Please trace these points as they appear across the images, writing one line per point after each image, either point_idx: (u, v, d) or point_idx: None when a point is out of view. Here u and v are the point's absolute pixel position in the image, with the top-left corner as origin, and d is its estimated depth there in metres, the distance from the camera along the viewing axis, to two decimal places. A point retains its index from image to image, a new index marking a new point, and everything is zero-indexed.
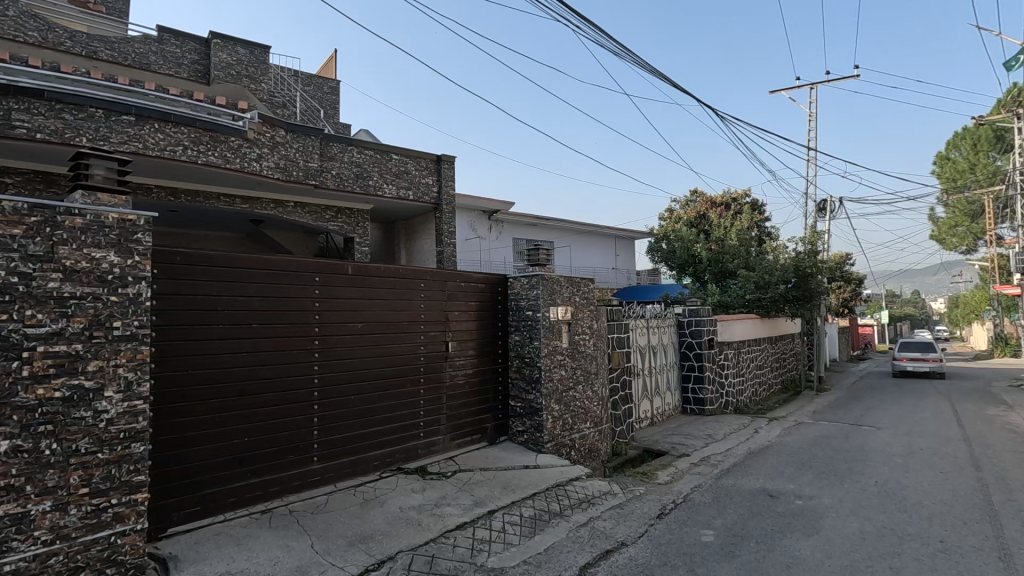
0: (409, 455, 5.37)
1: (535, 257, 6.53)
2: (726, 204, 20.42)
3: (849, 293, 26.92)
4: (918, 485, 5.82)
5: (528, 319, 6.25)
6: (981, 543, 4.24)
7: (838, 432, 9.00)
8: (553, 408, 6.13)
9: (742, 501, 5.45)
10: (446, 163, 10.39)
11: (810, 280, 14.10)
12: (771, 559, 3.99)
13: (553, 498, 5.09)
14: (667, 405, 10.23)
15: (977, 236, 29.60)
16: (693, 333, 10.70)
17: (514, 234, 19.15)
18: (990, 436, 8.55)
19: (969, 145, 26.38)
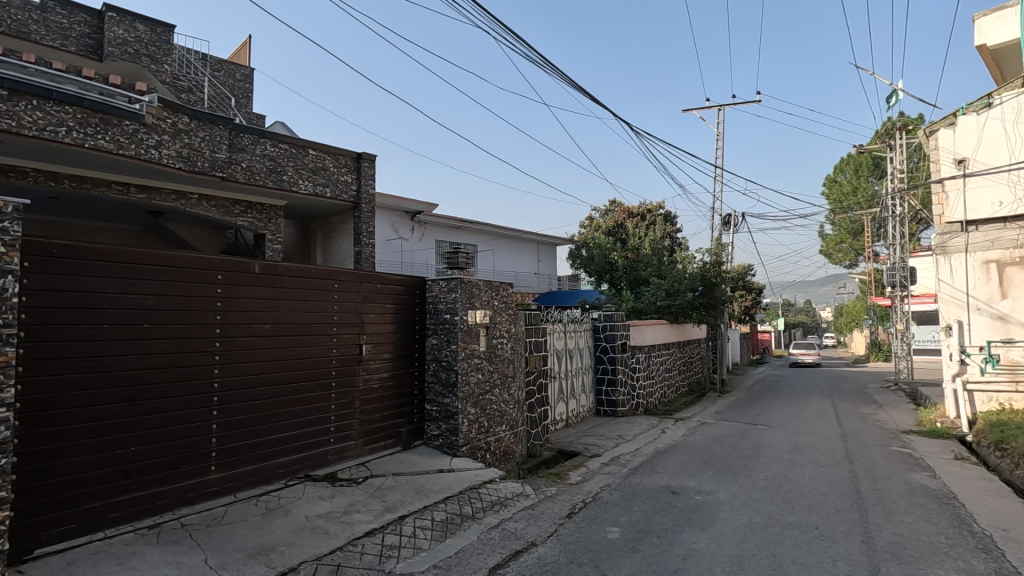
0: (317, 461, 5.17)
1: (455, 260, 6.52)
2: (642, 214, 21.45)
3: (751, 301, 29.06)
4: (801, 479, 6.39)
5: (446, 322, 6.22)
6: (849, 528, 4.73)
7: (736, 431, 9.68)
8: (469, 411, 6.13)
9: (647, 498, 5.72)
10: (367, 162, 10.16)
11: (715, 288, 15.10)
12: (670, 552, 4.23)
13: (466, 501, 5.09)
14: (582, 407, 10.53)
15: (858, 252, 33.00)
16: (608, 337, 11.13)
17: (437, 235, 19.03)
18: (862, 432, 9.57)
19: (853, 169, 29.43)
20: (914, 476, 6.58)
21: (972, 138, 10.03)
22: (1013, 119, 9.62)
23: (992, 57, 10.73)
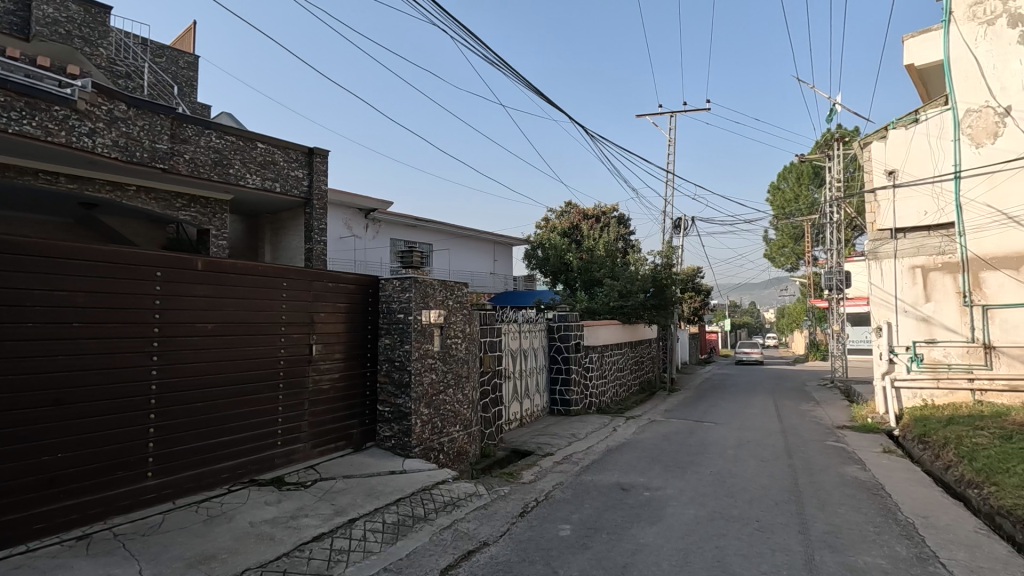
0: (263, 465, 5.00)
1: (409, 259, 6.44)
2: (596, 216, 21.82)
3: (699, 302, 30.04)
4: (744, 473, 6.66)
5: (399, 321, 6.13)
6: (787, 520, 4.97)
7: (684, 428, 9.99)
8: (422, 412, 6.07)
9: (599, 495, 5.83)
10: (319, 157, 9.92)
11: (666, 290, 15.52)
12: (620, 547, 4.33)
13: (418, 502, 5.05)
14: (535, 407, 10.61)
15: (799, 257, 34.66)
16: (561, 337, 11.27)
17: (391, 234, 18.76)
18: (800, 427, 10.06)
19: (795, 178, 30.93)
20: (846, 469, 6.97)
21: (901, 151, 10.73)
22: (937, 135, 10.36)
23: (919, 77, 11.50)
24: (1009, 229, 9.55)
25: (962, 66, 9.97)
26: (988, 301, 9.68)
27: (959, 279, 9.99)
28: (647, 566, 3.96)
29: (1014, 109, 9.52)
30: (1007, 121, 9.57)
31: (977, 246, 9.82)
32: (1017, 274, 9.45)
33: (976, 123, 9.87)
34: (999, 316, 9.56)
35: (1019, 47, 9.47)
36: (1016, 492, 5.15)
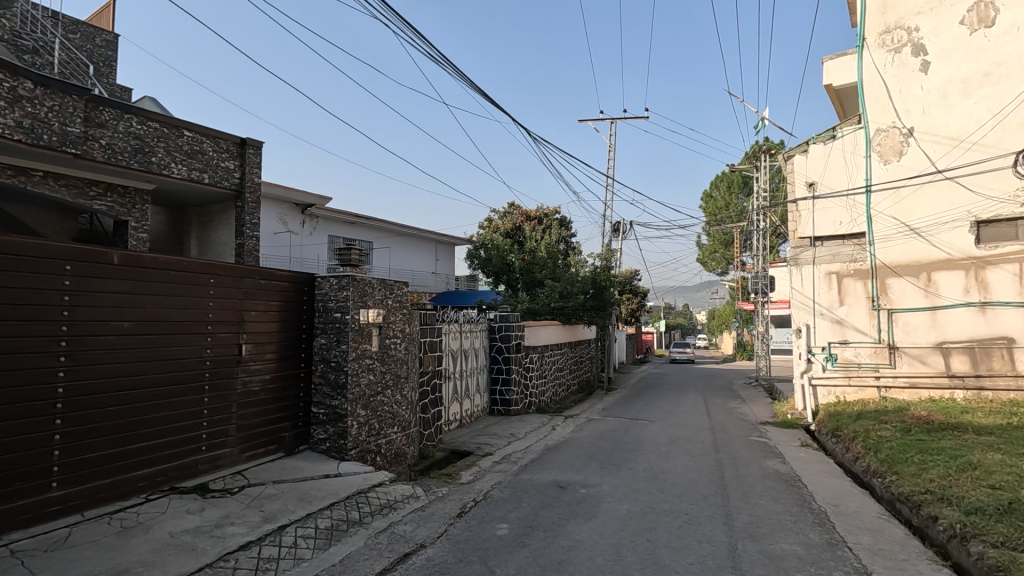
0: (186, 472, 4.73)
1: (347, 257, 6.28)
2: (539, 218, 22.05)
3: (636, 304, 30.99)
4: (675, 469, 6.93)
5: (336, 321, 5.96)
6: (713, 512, 5.22)
7: (620, 426, 10.27)
8: (359, 414, 5.93)
9: (536, 493, 5.90)
10: (252, 149, 9.49)
11: (604, 291, 15.92)
12: (556, 544, 4.40)
13: (353, 506, 4.93)
14: (476, 407, 10.59)
15: (729, 262, 36.49)
16: (503, 337, 11.30)
17: (329, 231, 18.19)
18: (727, 424, 10.59)
19: (725, 186, 32.57)
20: (767, 462, 7.41)
21: (820, 164, 11.46)
22: (851, 150, 11.15)
23: (836, 96, 12.36)
24: (911, 240, 10.46)
25: (873, 89, 10.82)
26: (893, 305, 10.54)
27: (869, 285, 10.80)
28: (582, 561, 4.04)
29: (917, 130, 10.45)
30: (911, 141, 10.49)
31: (884, 254, 10.67)
32: (917, 281, 10.35)
33: (884, 141, 10.73)
34: (902, 319, 10.44)
35: (922, 74, 10.40)
36: (913, 479, 5.65)
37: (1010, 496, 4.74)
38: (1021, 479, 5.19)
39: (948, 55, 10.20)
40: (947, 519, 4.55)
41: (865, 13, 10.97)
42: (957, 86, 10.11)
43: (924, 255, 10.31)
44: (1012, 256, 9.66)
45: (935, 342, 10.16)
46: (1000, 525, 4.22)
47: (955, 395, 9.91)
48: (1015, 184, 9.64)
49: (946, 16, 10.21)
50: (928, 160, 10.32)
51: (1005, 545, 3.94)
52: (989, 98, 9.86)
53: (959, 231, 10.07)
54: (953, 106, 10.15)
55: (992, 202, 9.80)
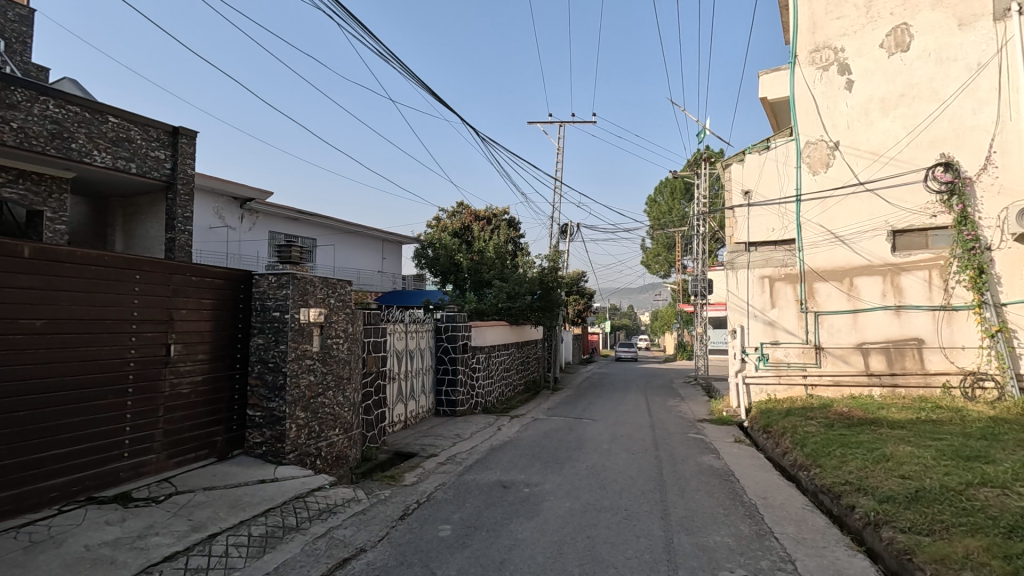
0: (105, 481, 4.43)
1: (287, 254, 6.07)
2: (488, 218, 22.07)
3: (583, 305, 31.56)
4: (616, 466, 7.11)
5: (275, 320, 5.75)
6: (651, 507, 5.39)
7: (565, 425, 10.43)
8: (298, 416, 5.73)
9: (480, 494, 5.90)
10: (185, 138, 9.03)
11: (551, 292, 16.11)
12: (497, 544, 4.41)
13: (290, 511, 4.76)
14: (421, 408, 10.47)
15: (671, 265, 37.80)
16: (449, 337, 11.24)
17: (269, 226, 17.53)
18: (667, 422, 10.95)
19: (668, 192, 33.74)
20: (703, 458, 7.71)
21: (755, 173, 12.03)
22: (783, 161, 11.76)
23: (771, 109, 13.00)
24: (836, 247, 11.15)
25: (803, 103, 11.46)
26: (819, 308, 11.21)
27: (797, 288, 11.43)
28: (523, 560, 4.07)
29: (842, 143, 11.14)
30: (836, 154, 11.18)
31: (811, 260, 11.34)
32: (841, 285, 11.04)
33: (813, 153, 11.38)
34: (827, 321, 11.13)
35: (846, 91, 11.12)
36: (834, 471, 6.03)
37: (917, 485, 5.14)
38: (927, 469, 5.64)
39: (869, 75, 10.96)
40: (863, 508, 4.88)
41: (796, 32, 11.61)
42: (877, 104, 10.87)
43: (847, 262, 11.03)
44: (923, 264, 10.46)
45: (856, 342, 10.89)
46: (908, 512, 4.58)
47: (873, 392, 10.65)
48: (926, 198, 10.45)
49: (867, 39, 10.98)
50: (850, 172, 11.05)
51: (912, 530, 4.26)
52: (904, 117, 10.67)
53: (877, 240, 10.84)
54: (873, 123, 10.91)
55: (906, 213, 10.61)
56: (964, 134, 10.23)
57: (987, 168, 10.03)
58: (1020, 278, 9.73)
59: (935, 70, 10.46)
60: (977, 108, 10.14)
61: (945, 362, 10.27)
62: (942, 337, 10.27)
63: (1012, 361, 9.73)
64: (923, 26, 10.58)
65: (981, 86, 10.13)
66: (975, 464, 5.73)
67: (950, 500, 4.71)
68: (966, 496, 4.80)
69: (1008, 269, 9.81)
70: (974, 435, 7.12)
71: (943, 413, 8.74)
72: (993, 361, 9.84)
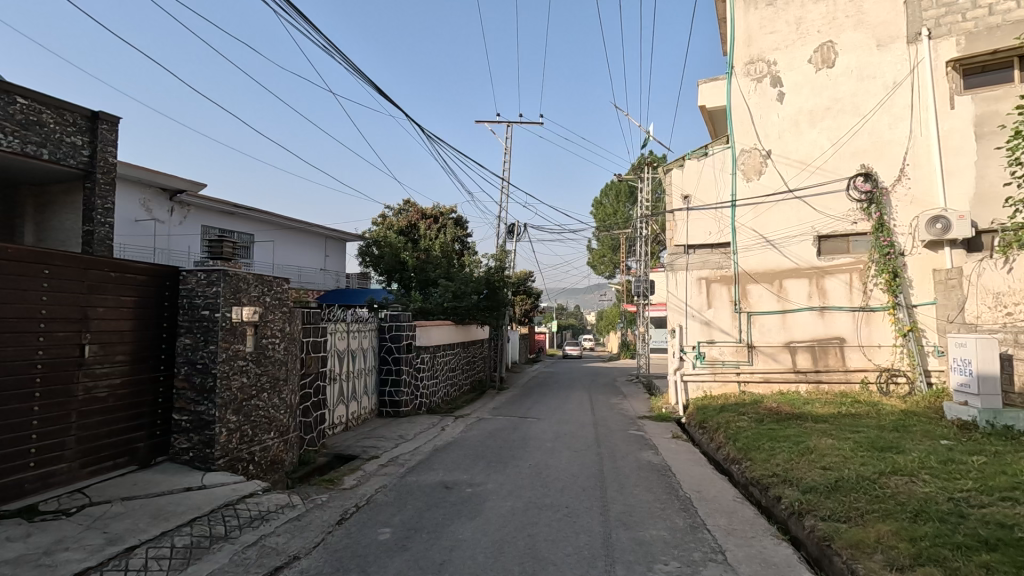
0: (8, 494, 4.07)
1: (218, 249, 5.78)
2: (435, 217, 21.83)
3: (529, 305, 31.78)
4: (558, 464, 7.20)
5: (204, 319, 5.45)
6: (592, 503, 5.48)
7: (510, 424, 10.45)
8: (229, 420, 5.46)
9: (422, 495, 5.81)
10: (106, 124, 8.46)
11: (498, 292, 16.13)
12: (438, 545, 4.36)
13: (218, 520, 4.53)
14: (363, 409, 10.22)
15: (615, 266, 38.69)
16: (393, 337, 11.03)
17: (202, 220, 16.67)
18: (609, 419, 11.17)
19: (614, 195, 34.57)
20: (643, 454, 7.90)
21: (693, 179, 12.45)
22: (720, 167, 12.24)
23: (709, 117, 13.52)
24: (767, 251, 11.73)
25: (739, 113, 11.98)
26: (751, 308, 11.76)
27: (732, 290, 11.93)
28: (463, 560, 4.05)
29: (774, 152, 11.72)
30: (768, 162, 11.76)
31: (745, 262, 11.87)
32: (772, 287, 11.63)
33: (747, 160, 11.92)
34: (759, 321, 11.69)
35: (778, 103, 11.71)
36: (763, 464, 6.33)
37: (837, 475, 5.48)
38: (846, 460, 6.02)
39: (798, 88, 11.59)
40: (788, 498, 5.16)
41: (733, 44, 12.12)
42: (806, 116, 11.51)
43: (777, 265, 11.64)
44: (845, 267, 11.18)
45: (784, 341, 11.52)
46: (828, 501, 4.87)
47: (800, 389, 11.26)
48: (848, 205, 11.16)
49: (797, 54, 11.62)
50: (781, 180, 11.64)
51: (831, 518, 4.54)
52: (829, 129, 11.35)
53: (804, 245, 11.48)
54: (802, 134, 11.54)
55: (830, 220, 11.29)
56: (882, 147, 10.99)
57: (901, 179, 10.83)
58: (929, 281, 10.53)
59: (857, 86, 11.19)
60: (893, 123, 10.92)
61: (864, 359, 10.99)
62: (862, 336, 11.00)
63: (921, 359, 10.51)
64: (847, 44, 11.30)
65: (896, 103, 10.92)
66: (887, 454, 6.18)
67: (865, 488, 5.05)
68: (879, 484, 5.16)
69: (920, 273, 10.61)
70: (888, 427, 7.67)
71: (861, 407, 9.37)
72: (906, 358, 10.61)
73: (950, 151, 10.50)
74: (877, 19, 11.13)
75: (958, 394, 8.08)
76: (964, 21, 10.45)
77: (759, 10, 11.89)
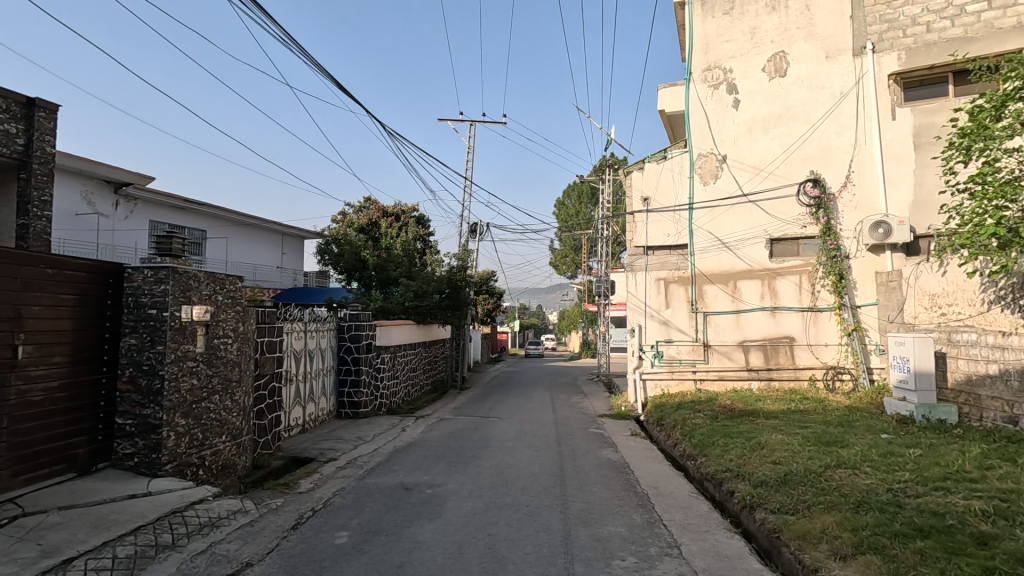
0: None
1: (167, 245, 5.54)
2: (396, 215, 21.56)
3: (492, 304, 31.77)
4: (519, 463, 7.22)
5: (151, 319, 5.22)
6: (552, 502, 5.52)
7: (471, 424, 10.42)
8: (178, 423, 5.25)
9: (381, 497, 5.72)
10: (43, 112, 8.02)
11: (460, 291, 16.05)
12: (397, 548, 4.30)
13: (164, 528, 4.35)
14: (321, 411, 10.00)
15: (577, 266, 39.11)
16: (353, 337, 10.83)
17: (150, 215, 15.95)
18: (570, 418, 11.28)
19: (576, 196, 34.94)
20: (602, 452, 8.02)
21: (653, 181, 12.71)
22: (678, 171, 12.53)
23: (668, 121, 13.82)
24: (722, 253, 12.08)
25: (697, 118, 12.29)
26: (707, 308, 12.09)
27: (689, 290, 12.24)
28: (423, 562, 4.01)
29: (729, 157, 12.08)
30: (724, 167, 12.12)
31: (701, 264, 12.19)
32: (726, 288, 11.99)
33: (704, 165, 12.24)
34: (715, 321, 12.03)
35: (733, 109, 12.08)
36: (717, 460, 6.52)
37: (786, 469, 5.70)
38: (795, 454, 6.26)
39: (753, 96, 11.99)
40: (740, 493, 5.33)
41: (691, 51, 12.43)
42: (760, 123, 11.91)
43: (732, 266, 12.00)
44: (795, 269, 11.63)
45: (738, 340, 11.89)
46: (778, 494, 5.05)
47: (753, 386, 11.65)
48: (798, 210, 11.61)
49: (752, 63, 12.01)
50: (735, 184, 12.01)
51: (780, 510, 4.71)
52: (781, 136, 11.79)
53: (757, 247, 11.88)
54: (755, 140, 11.94)
55: (782, 223, 11.73)
56: (829, 154, 11.47)
57: (847, 185, 11.34)
58: (872, 283, 11.08)
59: (807, 96, 11.65)
60: (840, 132, 11.42)
61: (812, 357, 11.46)
62: (810, 335, 11.47)
63: (864, 357, 11.03)
64: (798, 55, 11.75)
65: (843, 112, 11.42)
66: (832, 448, 6.46)
67: (812, 481, 5.27)
68: (825, 477, 5.39)
69: (863, 275, 11.13)
70: (834, 422, 8.02)
71: (809, 403, 9.77)
72: (850, 356, 11.12)
73: (891, 160, 11.07)
74: (826, 31, 11.61)
75: (897, 390, 8.52)
76: (904, 37, 11.03)
77: (716, 18, 12.24)
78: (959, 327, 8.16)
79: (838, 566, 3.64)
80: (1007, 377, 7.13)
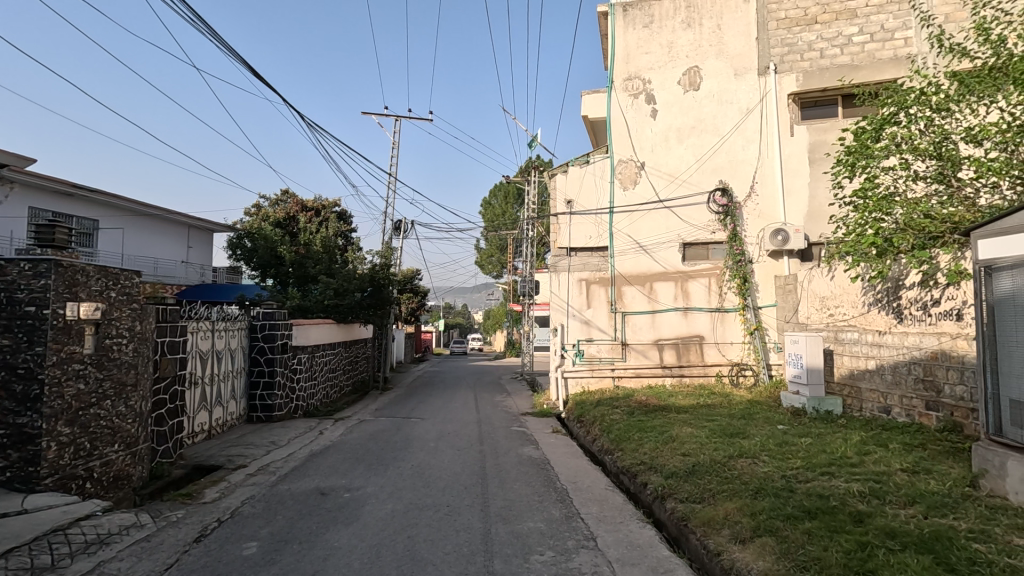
0: None
1: (48, 236, 5.01)
2: (316, 209, 20.73)
3: (416, 303, 31.29)
4: (440, 463, 7.17)
5: (28, 318, 4.69)
6: (472, 501, 5.52)
7: (393, 425, 10.21)
8: (61, 432, 4.75)
9: (293, 504, 5.48)
10: None
11: (383, 289, 15.67)
12: (311, 555, 4.14)
13: (42, 549, 3.92)
14: (230, 415, 9.42)
15: (503, 265, 39.45)
16: (266, 337, 10.29)
17: (29, 200, 14.40)
18: (493, 417, 11.34)
19: (502, 196, 35.28)
20: (524, 450, 8.14)
21: (576, 185, 13.06)
22: (600, 175, 12.94)
23: (592, 127, 14.24)
24: (640, 255, 12.62)
25: (618, 125, 12.76)
26: (626, 308, 12.58)
27: (609, 291, 12.68)
28: (338, 569, 3.88)
29: (647, 164, 12.64)
30: (642, 173, 12.65)
31: (621, 265, 12.68)
32: (643, 289, 12.54)
33: (624, 170, 12.72)
34: (632, 321, 12.55)
35: (651, 118, 12.66)
36: (633, 453, 6.80)
37: (695, 460, 6.04)
38: (702, 446, 6.67)
39: (669, 107, 12.62)
40: (653, 484, 5.60)
41: (613, 60, 12.89)
42: (675, 133, 12.55)
43: (649, 269, 12.57)
44: (705, 272, 12.37)
45: (653, 339, 12.48)
46: (686, 484, 5.36)
47: (666, 382, 12.24)
48: (709, 216, 12.36)
49: (668, 75, 12.64)
50: (652, 190, 12.59)
51: (688, 499, 4.99)
52: (694, 147, 12.49)
53: (672, 250, 12.51)
54: (671, 149, 12.57)
55: (694, 229, 12.44)
56: (736, 165, 12.29)
57: (751, 195, 12.20)
58: (772, 286, 11.98)
59: (717, 110, 12.42)
60: (746, 145, 12.27)
61: (719, 355, 12.23)
62: (718, 334, 12.24)
63: (765, 354, 11.91)
64: (710, 71, 12.50)
65: (749, 127, 12.28)
66: (734, 439, 6.94)
67: (717, 471, 5.63)
68: (728, 467, 5.78)
69: (765, 278, 12.02)
70: (737, 416, 8.61)
71: (715, 398, 10.42)
72: (752, 354, 11.97)
73: (789, 173, 12.04)
74: (734, 51, 12.43)
75: (792, 385, 9.26)
76: (802, 60, 12.04)
77: (637, 31, 12.80)
78: (845, 327, 9.00)
79: (738, 549, 3.92)
80: (883, 372, 7.97)
